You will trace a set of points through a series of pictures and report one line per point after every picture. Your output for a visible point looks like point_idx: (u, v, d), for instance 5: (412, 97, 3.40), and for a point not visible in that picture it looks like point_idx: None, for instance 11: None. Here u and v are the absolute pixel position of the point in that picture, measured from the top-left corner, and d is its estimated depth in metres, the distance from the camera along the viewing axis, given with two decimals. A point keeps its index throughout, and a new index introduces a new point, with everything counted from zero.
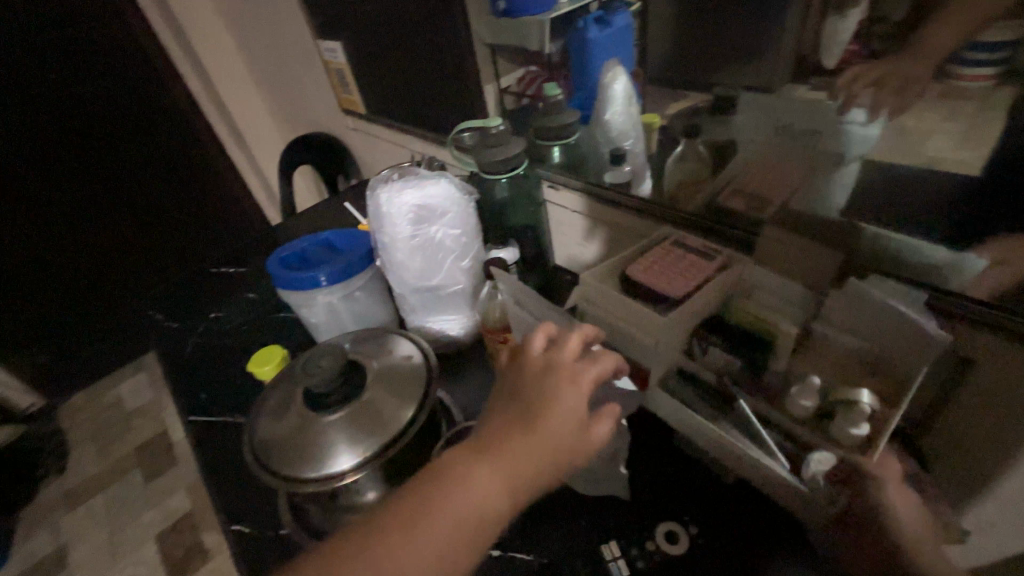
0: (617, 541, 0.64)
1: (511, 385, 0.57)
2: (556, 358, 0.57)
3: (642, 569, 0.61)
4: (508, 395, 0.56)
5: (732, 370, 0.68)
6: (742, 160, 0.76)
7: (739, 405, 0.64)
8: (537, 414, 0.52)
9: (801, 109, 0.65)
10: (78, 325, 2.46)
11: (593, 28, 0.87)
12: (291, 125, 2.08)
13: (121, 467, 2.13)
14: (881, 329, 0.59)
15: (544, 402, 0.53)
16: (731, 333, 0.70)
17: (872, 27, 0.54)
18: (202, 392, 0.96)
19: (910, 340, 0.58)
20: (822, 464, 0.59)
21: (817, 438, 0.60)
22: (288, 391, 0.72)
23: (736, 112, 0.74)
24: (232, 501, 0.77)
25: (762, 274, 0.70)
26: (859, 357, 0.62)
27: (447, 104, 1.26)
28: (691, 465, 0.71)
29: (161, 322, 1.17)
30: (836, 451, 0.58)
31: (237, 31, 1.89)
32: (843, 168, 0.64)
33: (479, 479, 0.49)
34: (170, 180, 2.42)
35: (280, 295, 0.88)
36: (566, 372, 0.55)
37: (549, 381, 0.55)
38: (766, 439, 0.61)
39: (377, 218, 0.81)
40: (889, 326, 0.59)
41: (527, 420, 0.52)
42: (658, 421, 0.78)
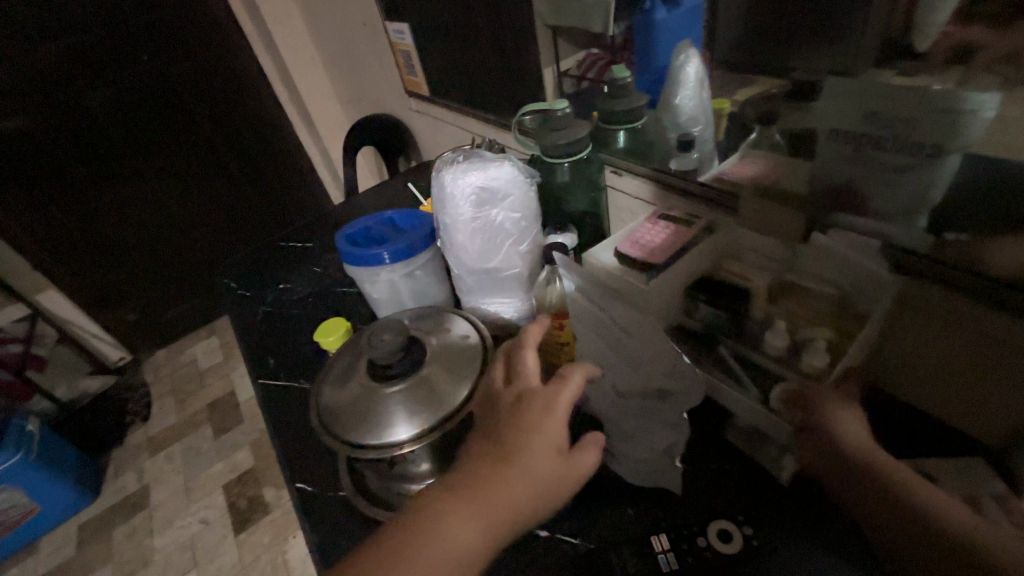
0: (665, 534, 0.62)
1: (489, 419, 0.57)
2: (526, 387, 0.58)
3: (691, 565, 0.59)
4: (484, 431, 0.56)
5: (718, 325, 0.72)
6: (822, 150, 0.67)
7: (718, 350, 0.72)
8: (514, 443, 0.52)
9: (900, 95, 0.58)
10: (160, 289, 2.68)
11: (661, 9, 0.86)
12: (356, 106, 2.14)
13: (193, 421, 2.32)
14: (842, 273, 0.65)
15: (518, 436, 0.52)
16: (714, 287, 0.73)
17: (976, 4, 0.50)
18: (271, 358, 1.02)
19: (867, 280, 0.63)
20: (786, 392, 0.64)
21: (786, 372, 0.65)
22: (351, 361, 0.76)
23: (819, 97, 0.67)
24: (296, 460, 0.82)
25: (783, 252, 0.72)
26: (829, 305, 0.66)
27: (510, 87, 1.25)
28: (747, 466, 0.69)
29: (236, 290, 1.25)
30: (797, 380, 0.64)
31: (309, 14, 1.96)
32: (937, 163, 0.57)
33: (457, 518, 0.48)
34: (243, 157, 2.56)
35: (346, 270, 0.92)
36: (539, 399, 0.55)
37: (524, 411, 0.54)
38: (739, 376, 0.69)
39: (440, 199, 0.82)
40: (845, 267, 0.65)
41: (502, 451, 0.52)
42: (714, 418, 0.75)
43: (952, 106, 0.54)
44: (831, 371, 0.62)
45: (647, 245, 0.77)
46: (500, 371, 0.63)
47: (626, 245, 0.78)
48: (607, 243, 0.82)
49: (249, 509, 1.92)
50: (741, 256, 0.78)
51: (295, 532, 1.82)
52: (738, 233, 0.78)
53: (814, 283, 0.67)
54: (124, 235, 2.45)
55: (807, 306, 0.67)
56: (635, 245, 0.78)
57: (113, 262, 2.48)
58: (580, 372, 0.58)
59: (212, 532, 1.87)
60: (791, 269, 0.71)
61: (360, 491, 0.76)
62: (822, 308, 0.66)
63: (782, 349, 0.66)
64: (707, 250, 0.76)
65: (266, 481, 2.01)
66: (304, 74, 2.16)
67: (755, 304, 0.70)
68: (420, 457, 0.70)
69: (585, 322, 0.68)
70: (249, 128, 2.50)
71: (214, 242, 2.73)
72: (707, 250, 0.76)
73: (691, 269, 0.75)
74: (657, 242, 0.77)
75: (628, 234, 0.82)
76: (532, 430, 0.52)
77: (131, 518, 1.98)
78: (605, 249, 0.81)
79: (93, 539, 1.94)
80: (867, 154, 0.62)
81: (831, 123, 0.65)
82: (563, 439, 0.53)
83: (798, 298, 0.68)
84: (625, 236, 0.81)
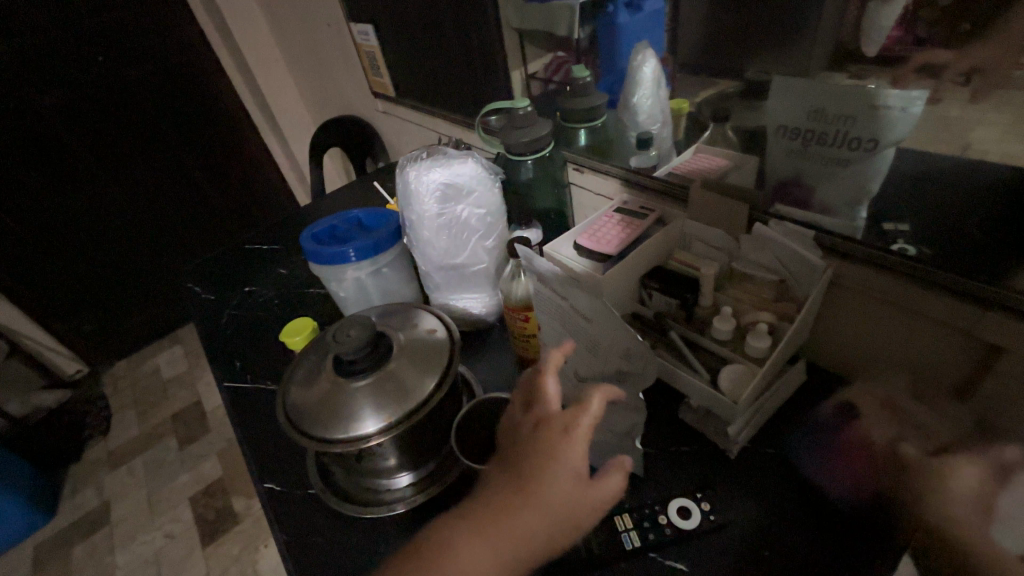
0: (629, 514, 0.65)
1: (506, 447, 0.54)
2: (542, 411, 0.54)
3: (653, 541, 0.62)
4: (501, 459, 0.52)
5: (671, 310, 0.75)
6: (772, 146, 0.72)
7: (672, 336, 0.74)
8: (530, 473, 0.49)
9: (839, 94, 0.62)
10: (119, 298, 2.58)
11: (623, 13, 0.88)
12: (323, 108, 2.12)
13: (157, 433, 2.24)
14: (781, 259, 0.69)
15: (534, 466, 0.49)
16: (668, 276, 0.76)
17: (920, 11, 0.53)
18: (237, 361, 1.01)
19: (804, 267, 0.66)
20: (733, 374, 0.67)
21: (735, 355, 0.68)
22: (317, 360, 0.76)
23: (769, 96, 0.70)
24: (264, 461, 0.81)
25: (729, 242, 0.74)
26: (772, 286, 0.70)
27: (475, 88, 1.27)
28: (707, 445, 0.72)
29: (198, 294, 1.22)
30: (745, 363, 0.67)
31: (273, 15, 1.93)
32: (875, 155, 0.61)
33: (467, 558, 0.46)
34: (206, 161, 2.50)
35: (311, 269, 0.92)
36: (556, 425, 0.51)
37: (538, 437, 0.51)
38: (688, 358, 0.71)
39: (405, 196, 0.83)
40: (782, 257, 0.69)
41: (516, 483, 0.48)
42: (675, 403, 0.79)
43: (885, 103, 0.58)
44: (772, 354, 0.66)
45: (600, 240, 0.79)
46: (520, 392, 0.59)
47: (580, 241, 0.81)
48: (564, 238, 0.84)
49: (217, 520, 1.87)
50: (690, 246, 0.80)
51: (266, 540, 1.78)
52: (685, 224, 0.80)
53: (754, 271, 0.71)
54: (80, 241, 2.35)
55: (746, 291, 0.72)
56: (588, 239, 0.80)
57: (70, 270, 2.38)
58: (601, 396, 0.53)
59: (179, 546, 1.81)
60: (736, 259, 0.74)
61: (331, 488, 0.76)
62: (764, 294, 0.71)
63: (730, 332, 0.69)
64: (661, 242, 0.79)
65: (236, 491, 1.96)
66: (270, 76, 2.12)
67: (703, 292, 0.72)
68: (389, 451, 0.71)
69: (549, 312, 0.70)
70: (214, 131, 2.44)
71: (176, 248, 2.64)
72: (658, 242, 0.78)
73: (643, 260, 0.77)
74: (609, 236, 0.80)
75: (583, 229, 0.84)
76: (546, 457, 0.49)
77: (92, 537, 1.89)
78: (562, 242, 0.84)
79: (50, 559, 1.85)
80: (812, 148, 0.67)
81: (780, 121, 0.70)
82: (582, 467, 0.49)
83: (742, 284, 0.73)
84: (580, 231, 0.84)
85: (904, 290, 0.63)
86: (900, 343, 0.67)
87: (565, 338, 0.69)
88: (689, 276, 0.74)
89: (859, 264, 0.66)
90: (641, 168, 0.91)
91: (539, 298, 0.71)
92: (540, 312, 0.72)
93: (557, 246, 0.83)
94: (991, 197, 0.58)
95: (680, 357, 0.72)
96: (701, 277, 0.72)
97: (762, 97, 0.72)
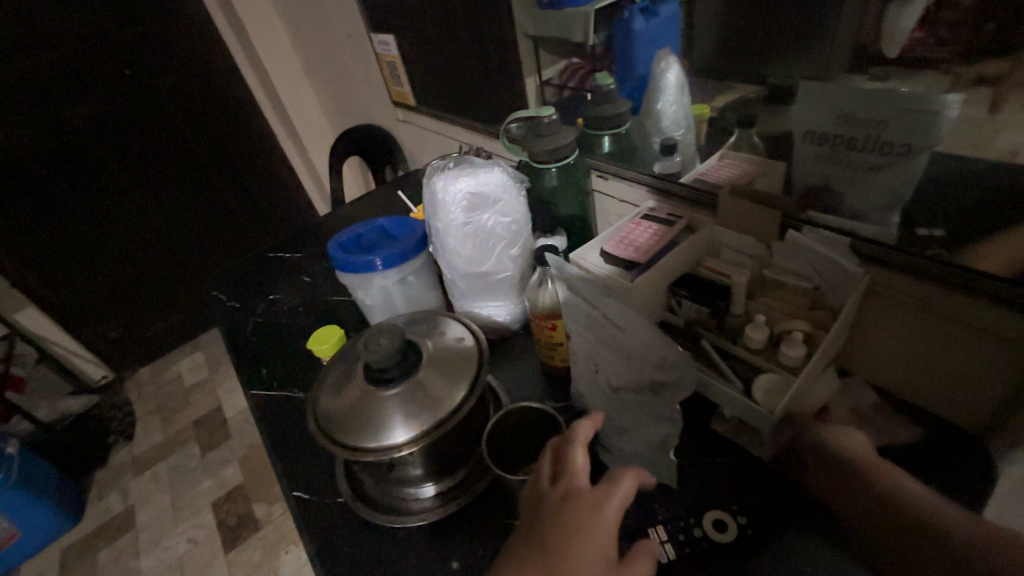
0: (664, 527, 0.65)
1: (532, 518, 0.55)
2: (571, 483, 0.56)
3: (688, 554, 0.62)
4: (527, 533, 0.54)
5: (701, 319, 0.74)
6: (800, 152, 0.71)
7: (702, 344, 0.73)
8: (559, 547, 0.51)
9: (868, 99, 0.61)
10: (144, 305, 2.64)
11: (639, 19, 0.87)
12: (342, 117, 2.15)
13: (180, 438, 2.28)
14: (818, 267, 0.68)
15: (565, 541, 0.51)
16: (697, 283, 0.75)
17: (941, 12, 0.53)
18: (263, 368, 1.02)
19: (840, 276, 0.66)
20: (768, 384, 0.65)
21: (770, 364, 0.67)
22: (348, 368, 0.76)
23: (794, 102, 0.70)
24: (292, 468, 0.82)
25: (761, 249, 0.74)
26: (807, 295, 0.69)
27: (496, 96, 1.27)
28: (738, 455, 0.71)
29: (225, 302, 1.24)
30: (782, 373, 0.65)
31: (294, 27, 1.97)
32: (908, 161, 0.61)
33: None
34: (226, 171, 2.55)
35: (338, 277, 0.92)
36: (586, 502, 0.53)
37: (569, 511, 0.53)
38: (720, 365, 0.70)
39: (432, 205, 0.83)
40: (817, 262, 0.68)
41: (546, 557, 0.50)
42: (704, 412, 0.77)
43: (914, 108, 0.58)
44: (808, 362, 0.64)
45: (628, 248, 0.79)
46: (547, 460, 0.60)
47: (609, 250, 0.80)
48: (591, 248, 0.84)
49: (238, 526, 1.89)
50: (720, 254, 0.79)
51: (287, 547, 1.79)
52: (715, 232, 0.79)
53: (789, 278, 0.70)
54: (106, 250, 2.41)
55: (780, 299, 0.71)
56: (618, 247, 0.79)
57: (95, 277, 2.43)
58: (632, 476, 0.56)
59: (201, 552, 1.83)
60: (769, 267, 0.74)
61: (360, 495, 0.76)
62: (797, 302, 0.70)
63: (762, 341, 0.68)
64: (690, 249, 0.78)
65: (257, 497, 1.98)
66: (290, 87, 2.16)
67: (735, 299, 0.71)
68: (418, 460, 0.71)
69: (578, 320, 0.70)
70: (236, 141, 2.49)
71: (198, 256, 2.69)
72: (688, 249, 0.78)
73: (673, 268, 0.77)
74: (638, 244, 0.79)
75: (611, 239, 0.83)
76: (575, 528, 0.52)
77: (115, 542, 1.92)
78: (588, 251, 0.83)
79: (77, 562, 1.88)
80: (841, 154, 0.66)
81: (807, 127, 0.69)
82: (610, 549, 0.51)
83: (775, 293, 0.72)
84: (607, 239, 0.83)
85: (945, 299, 0.61)
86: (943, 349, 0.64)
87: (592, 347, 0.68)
88: (723, 284, 0.72)
89: (898, 269, 0.64)
90: (665, 173, 0.90)
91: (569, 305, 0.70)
92: (569, 320, 0.71)
93: (584, 254, 0.83)
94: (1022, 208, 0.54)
95: (712, 367, 0.71)
96: (732, 284, 0.71)
97: (785, 102, 0.71)
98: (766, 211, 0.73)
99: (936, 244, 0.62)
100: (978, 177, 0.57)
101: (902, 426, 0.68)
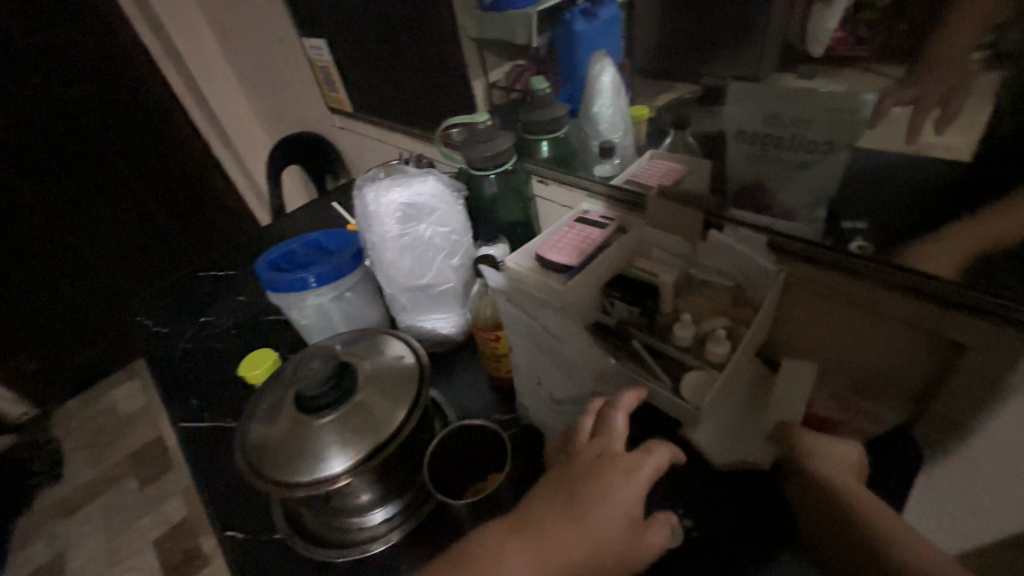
0: None
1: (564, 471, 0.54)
2: (607, 446, 0.54)
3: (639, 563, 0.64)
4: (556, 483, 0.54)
5: (634, 320, 0.73)
6: (733, 151, 0.72)
7: (633, 343, 0.70)
8: (583, 497, 0.50)
9: (793, 98, 0.63)
10: (67, 333, 2.44)
11: (580, 20, 0.84)
12: (278, 124, 2.06)
13: (114, 474, 2.11)
14: (735, 260, 0.71)
15: (593, 493, 0.50)
16: (630, 284, 0.74)
17: (859, 13, 0.54)
18: (193, 398, 0.95)
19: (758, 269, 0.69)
20: (696, 381, 0.66)
21: (697, 361, 0.67)
22: (279, 395, 0.71)
23: (726, 102, 0.70)
24: (224, 506, 0.76)
25: (685, 248, 0.76)
26: (731, 291, 0.73)
27: (436, 100, 1.24)
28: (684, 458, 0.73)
29: (150, 328, 1.15)
30: (713, 372, 0.66)
31: (221, 31, 1.86)
32: (831, 158, 0.62)
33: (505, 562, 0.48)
34: (155, 184, 2.39)
35: (269, 297, 0.87)
36: (620, 461, 0.52)
37: (600, 469, 0.52)
38: (652, 367, 0.68)
39: (364, 218, 0.80)
40: (735, 260, 0.72)
41: (570, 503, 0.50)
42: None
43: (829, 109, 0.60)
44: (732, 359, 0.66)
45: (569, 254, 0.77)
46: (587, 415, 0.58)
47: (552, 257, 0.77)
48: (524, 252, 0.82)
49: (181, 563, 1.77)
50: (649, 254, 0.80)
51: None
52: (643, 233, 0.81)
53: (712, 276, 0.73)
54: (21, 274, 2.21)
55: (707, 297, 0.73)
56: (561, 253, 0.77)
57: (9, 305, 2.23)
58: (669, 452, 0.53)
59: None
60: (693, 265, 0.76)
61: (298, 530, 0.72)
62: (721, 299, 0.73)
63: (690, 339, 0.69)
64: (622, 251, 0.79)
65: (202, 530, 1.86)
66: (221, 93, 2.04)
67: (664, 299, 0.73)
68: (359, 487, 0.67)
69: (518, 334, 0.68)
70: (164, 151, 2.34)
71: (129, 277, 2.51)
72: (618, 252, 0.79)
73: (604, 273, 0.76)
74: (580, 249, 0.78)
75: (549, 243, 0.81)
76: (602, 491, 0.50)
77: None
78: (521, 258, 0.81)
79: None
80: (771, 153, 0.67)
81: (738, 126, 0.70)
82: (637, 511, 0.50)
83: (699, 290, 0.74)
84: (544, 243, 0.80)
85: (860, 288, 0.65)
86: (864, 343, 0.68)
87: (535, 359, 0.68)
88: (650, 283, 0.72)
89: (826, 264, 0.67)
90: (604, 177, 0.92)
91: (509, 314, 0.68)
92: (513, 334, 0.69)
93: (518, 258, 0.81)
94: (928, 198, 0.58)
95: (643, 367, 0.68)
96: (661, 284, 0.72)
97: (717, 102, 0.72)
98: (692, 211, 0.77)
99: (858, 237, 0.64)
100: (895, 171, 0.60)
101: (856, 420, 0.70)
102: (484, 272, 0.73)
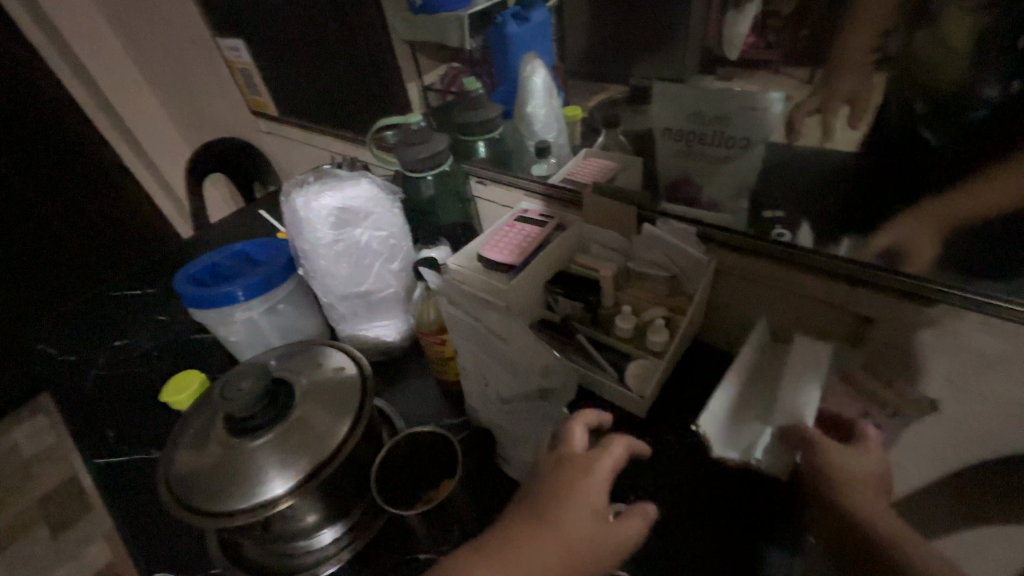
0: None
1: (526, 485, 0.54)
2: (564, 450, 0.54)
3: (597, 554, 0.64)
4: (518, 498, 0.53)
5: (578, 314, 0.76)
6: (662, 148, 0.75)
7: (579, 338, 0.74)
8: (545, 505, 0.49)
9: (714, 98, 0.66)
10: None
11: (512, 23, 0.86)
12: (196, 129, 1.92)
13: (19, 523, 1.88)
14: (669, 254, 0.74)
15: (554, 500, 0.49)
16: (572, 280, 0.77)
17: (766, 19, 0.57)
18: (108, 431, 0.86)
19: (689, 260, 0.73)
20: (639, 370, 0.70)
21: (639, 350, 0.72)
22: (208, 419, 0.66)
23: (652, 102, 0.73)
24: (150, 546, 0.70)
25: (621, 242, 0.78)
26: (667, 282, 0.75)
27: (367, 101, 1.20)
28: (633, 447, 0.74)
29: (52, 357, 1.03)
30: (655, 360, 0.70)
31: (124, 30, 1.71)
32: (749, 152, 0.66)
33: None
34: (53, 198, 2.15)
35: (191, 315, 0.81)
36: (575, 463, 0.52)
37: (556, 475, 0.51)
38: (597, 357, 0.72)
39: (295, 224, 0.76)
40: (670, 252, 0.74)
41: (532, 514, 0.50)
42: None
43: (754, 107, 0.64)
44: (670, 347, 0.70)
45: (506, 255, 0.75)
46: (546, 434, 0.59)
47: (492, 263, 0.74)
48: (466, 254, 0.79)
49: None
50: (588, 250, 0.81)
51: None
52: (582, 230, 0.81)
53: (648, 269, 0.76)
54: None
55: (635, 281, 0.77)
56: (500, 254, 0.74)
57: None
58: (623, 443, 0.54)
59: None
60: (631, 259, 0.78)
61: (237, 561, 0.67)
62: (658, 290, 0.76)
63: (631, 330, 0.72)
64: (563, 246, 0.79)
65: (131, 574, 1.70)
66: (128, 97, 1.88)
67: (605, 292, 0.76)
68: (302, 510, 0.63)
69: (463, 335, 0.67)
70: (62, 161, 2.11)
71: (28, 302, 2.25)
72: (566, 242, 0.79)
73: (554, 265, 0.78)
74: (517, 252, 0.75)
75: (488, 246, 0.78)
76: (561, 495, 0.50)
77: None
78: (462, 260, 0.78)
79: None
80: (696, 149, 0.71)
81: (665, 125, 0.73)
82: (601, 504, 0.50)
83: (638, 282, 0.77)
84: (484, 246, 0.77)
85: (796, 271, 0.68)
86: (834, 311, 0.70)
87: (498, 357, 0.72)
88: (590, 278, 0.76)
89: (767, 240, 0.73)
90: (544, 175, 0.92)
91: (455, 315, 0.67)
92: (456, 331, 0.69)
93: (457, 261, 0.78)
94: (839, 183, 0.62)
95: (588, 358, 0.73)
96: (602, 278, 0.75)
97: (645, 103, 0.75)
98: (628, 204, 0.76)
99: (781, 225, 0.68)
100: (806, 164, 0.64)
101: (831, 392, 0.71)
102: (427, 275, 0.71)
